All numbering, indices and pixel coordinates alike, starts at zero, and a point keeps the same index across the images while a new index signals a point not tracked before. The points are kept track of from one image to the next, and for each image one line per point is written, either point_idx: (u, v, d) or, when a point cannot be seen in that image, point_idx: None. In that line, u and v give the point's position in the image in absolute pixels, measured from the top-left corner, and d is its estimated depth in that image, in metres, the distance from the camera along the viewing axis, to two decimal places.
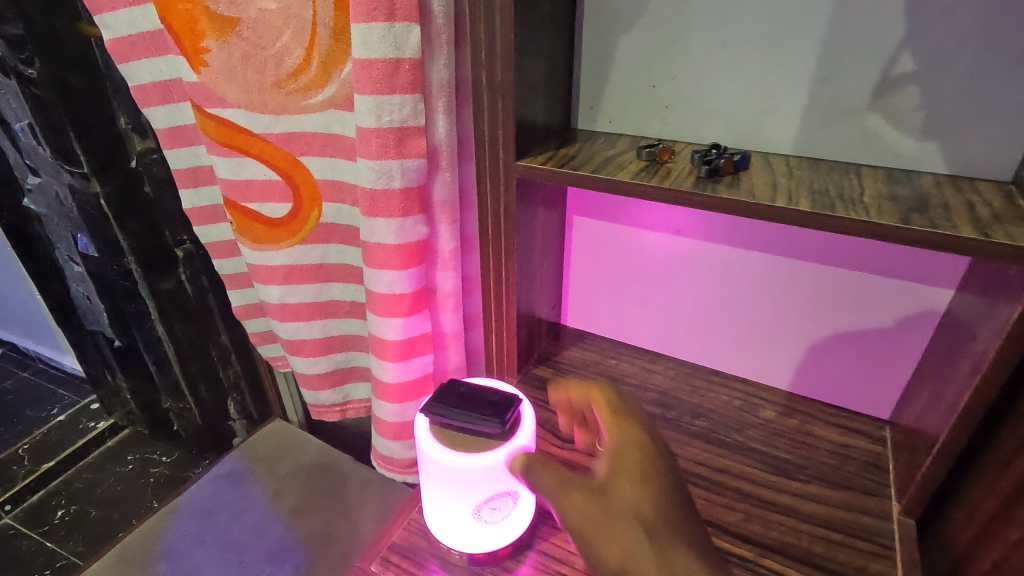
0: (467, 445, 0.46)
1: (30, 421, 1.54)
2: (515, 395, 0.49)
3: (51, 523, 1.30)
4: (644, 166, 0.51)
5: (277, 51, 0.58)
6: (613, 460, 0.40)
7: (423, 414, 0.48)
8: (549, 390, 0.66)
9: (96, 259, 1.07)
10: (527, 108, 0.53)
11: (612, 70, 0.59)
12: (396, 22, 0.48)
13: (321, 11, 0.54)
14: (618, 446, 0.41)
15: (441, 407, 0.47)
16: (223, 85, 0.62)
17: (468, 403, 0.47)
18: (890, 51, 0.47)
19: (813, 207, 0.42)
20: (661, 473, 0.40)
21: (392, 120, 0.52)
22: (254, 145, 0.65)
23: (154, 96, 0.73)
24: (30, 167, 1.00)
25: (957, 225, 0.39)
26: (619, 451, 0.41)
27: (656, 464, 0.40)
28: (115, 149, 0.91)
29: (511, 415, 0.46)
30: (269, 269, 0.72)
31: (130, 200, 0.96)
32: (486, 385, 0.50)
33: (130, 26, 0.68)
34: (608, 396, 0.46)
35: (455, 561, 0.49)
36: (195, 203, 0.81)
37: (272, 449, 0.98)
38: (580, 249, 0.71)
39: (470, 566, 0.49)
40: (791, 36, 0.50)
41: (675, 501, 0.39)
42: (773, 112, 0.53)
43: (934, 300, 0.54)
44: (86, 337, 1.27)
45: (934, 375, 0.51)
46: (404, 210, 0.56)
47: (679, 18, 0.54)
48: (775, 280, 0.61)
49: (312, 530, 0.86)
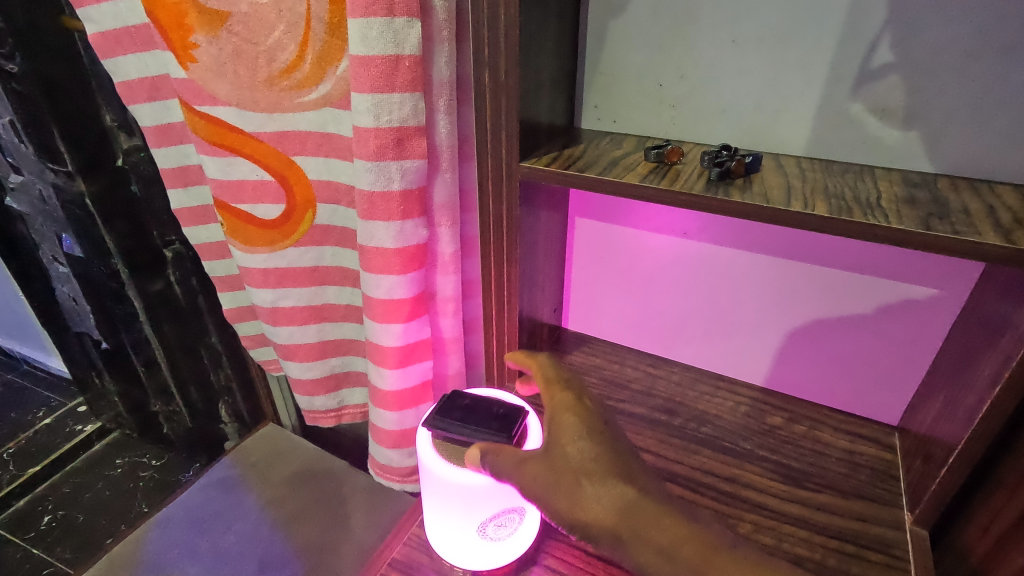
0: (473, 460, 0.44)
1: (15, 425, 1.50)
2: (522, 406, 0.48)
3: (38, 530, 1.27)
4: (652, 168, 0.49)
5: (269, 46, 0.55)
6: (553, 425, 0.44)
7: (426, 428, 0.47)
8: None
9: (81, 260, 1.04)
10: (531, 108, 0.51)
11: (617, 67, 0.58)
12: (396, 17, 0.46)
13: (317, 5, 0.52)
14: (553, 413, 0.45)
15: (446, 420, 0.46)
16: (214, 81, 0.60)
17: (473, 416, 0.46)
18: (907, 50, 0.45)
19: (831, 211, 0.41)
20: (597, 425, 0.43)
21: (391, 120, 0.50)
22: (245, 145, 0.63)
23: (141, 93, 0.70)
24: (12, 165, 0.97)
25: (980, 232, 0.38)
26: (555, 415, 0.44)
27: (590, 420, 0.44)
28: (99, 147, 0.88)
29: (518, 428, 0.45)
30: (261, 272, 0.69)
31: (116, 199, 0.93)
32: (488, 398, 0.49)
33: (115, 20, 0.66)
34: (543, 370, 0.50)
35: None
36: (185, 203, 0.78)
37: (265, 455, 0.97)
38: (582, 251, 0.70)
39: None
40: (804, 34, 0.48)
41: (615, 449, 0.42)
42: (784, 113, 0.52)
43: (946, 305, 0.53)
44: (72, 339, 1.24)
45: (948, 382, 0.50)
46: (403, 212, 0.54)
47: (688, 15, 0.52)
48: (783, 284, 0.60)
49: (308, 538, 0.85)
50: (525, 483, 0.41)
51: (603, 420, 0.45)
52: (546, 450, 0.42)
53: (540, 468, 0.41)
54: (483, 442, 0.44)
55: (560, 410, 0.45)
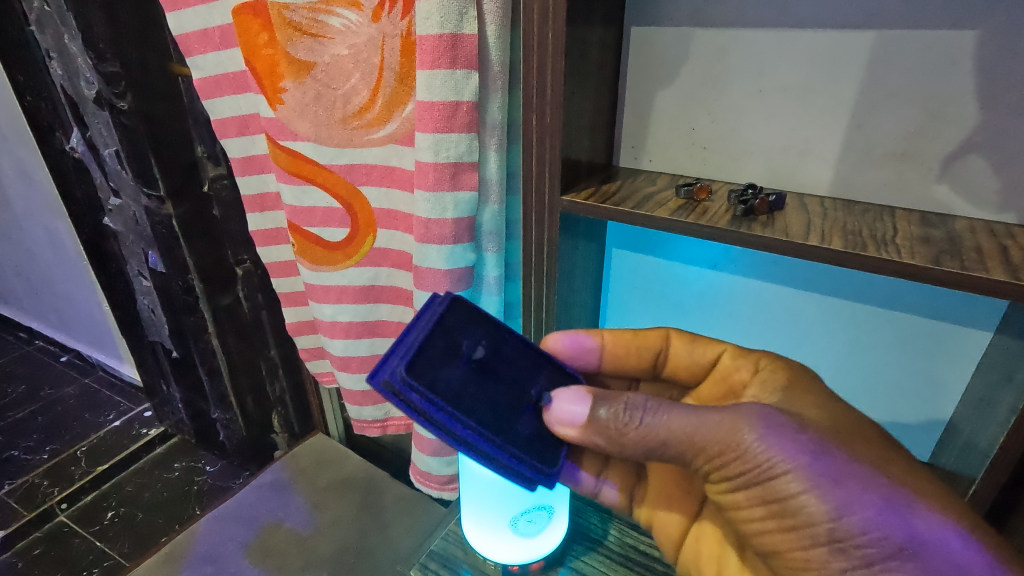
0: (557, 419, 0.48)
1: (89, 426, 1.63)
2: (552, 408, 0.48)
3: (102, 524, 1.37)
4: (682, 204, 0.54)
5: (346, 91, 0.64)
6: (788, 392, 0.49)
7: (401, 359, 0.43)
8: (621, 470, 0.59)
9: (162, 275, 1.14)
10: (574, 147, 0.57)
11: (654, 112, 0.63)
12: (457, 70, 0.53)
13: (389, 57, 0.60)
14: (757, 371, 0.53)
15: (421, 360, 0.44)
16: (297, 120, 0.68)
17: (448, 404, 0.43)
18: (922, 102, 0.49)
19: (846, 246, 0.44)
20: (806, 382, 0.49)
21: (449, 156, 0.57)
22: (319, 175, 0.71)
23: (232, 128, 0.80)
24: (112, 189, 1.10)
25: (988, 268, 0.40)
26: (755, 373, 0.54)
27: (805, 373, 0.51)
28: (188, 176, 0.99)
29: (478, 340, 0.49)
30: (324, 288, 0.78)
31: (198, 221, 1.04)
32: (427, 314, 0.48)
33: (216, 68, 0.76)
34: (687, 343, 0.59)
35: (590, 483, 0.59)
36: (260, 225, 0.88)
37: (315, 462, 1.05)
38: (620, 278, 0.74)
39: (596, 483, 0.59)
40: (826, 86, 0.53)
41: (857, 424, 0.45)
42: (808, 156, 0.56)
43: (974, 341, 0.55)
44: (147, 347, 1.36)
45: (976, 415, 0.51)
46: (455, 237, 0.61)
47: (720, 69, 0.58)
48: (812, 316, 0.63)
49: (349, 540, 0.90)
50: (770, 451, 0.41)
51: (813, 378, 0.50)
52: (789, 420, 0.43)
53: (794, 443, 0.41)
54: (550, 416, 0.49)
55: (751, 368, 0.55)
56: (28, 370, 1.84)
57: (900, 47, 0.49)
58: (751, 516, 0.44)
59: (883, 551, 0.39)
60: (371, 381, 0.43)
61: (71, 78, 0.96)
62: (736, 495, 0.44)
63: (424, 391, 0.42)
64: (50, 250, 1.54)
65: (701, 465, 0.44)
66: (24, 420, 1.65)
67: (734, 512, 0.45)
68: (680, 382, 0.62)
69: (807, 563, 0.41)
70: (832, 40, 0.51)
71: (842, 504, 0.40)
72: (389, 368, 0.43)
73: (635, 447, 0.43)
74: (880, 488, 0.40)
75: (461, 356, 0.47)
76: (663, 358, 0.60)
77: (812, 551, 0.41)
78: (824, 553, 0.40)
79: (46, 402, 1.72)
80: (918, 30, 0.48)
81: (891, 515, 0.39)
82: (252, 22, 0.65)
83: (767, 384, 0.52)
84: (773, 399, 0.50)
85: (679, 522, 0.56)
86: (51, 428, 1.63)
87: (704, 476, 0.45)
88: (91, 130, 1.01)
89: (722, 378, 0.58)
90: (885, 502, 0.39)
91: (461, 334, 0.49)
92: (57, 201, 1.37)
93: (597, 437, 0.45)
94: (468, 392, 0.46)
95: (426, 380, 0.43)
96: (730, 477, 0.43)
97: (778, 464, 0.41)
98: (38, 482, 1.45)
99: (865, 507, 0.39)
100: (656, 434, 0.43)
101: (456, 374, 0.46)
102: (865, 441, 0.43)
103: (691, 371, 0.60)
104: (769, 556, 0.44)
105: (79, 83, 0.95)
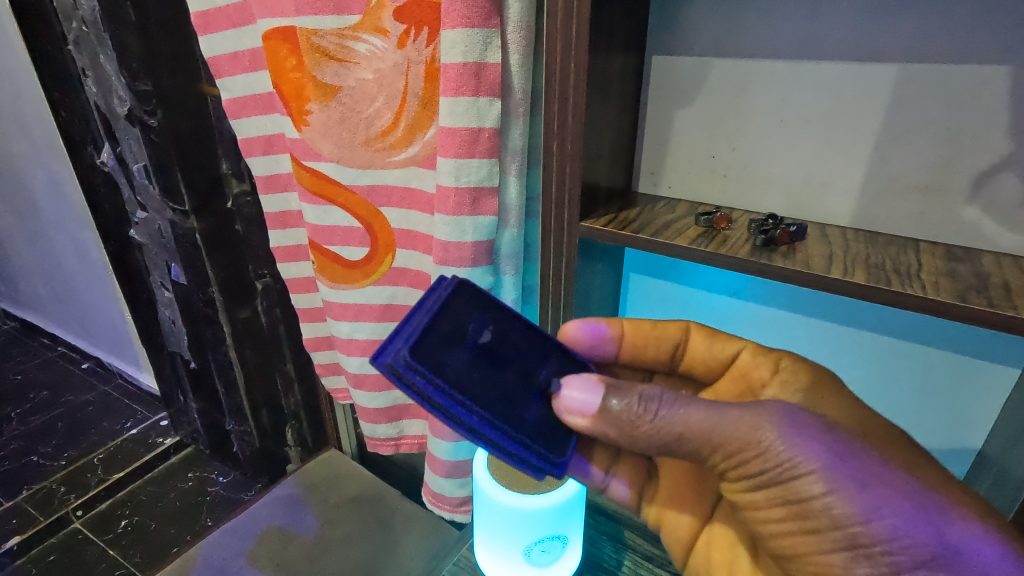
0: (567, 409, 0.47)
1: (106, 434, 1.65)
2: (566, 394, 0.47)
3: (115, 532, 1.38)
4: (701, 232, 0.54)
5: (369, 114, 0.65)
6: (817, 405, 0.48)
7: (401, 343, 0.43)
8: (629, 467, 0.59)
9: (184, 287, 1.16)
10: (593, 173, 0.57)
11: (673, 140, 0.64)
12: (480, 97, 0.54)
13: (413, 83, 0.61)
14: (777, 372, 0.53)
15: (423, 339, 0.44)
16: (321, 141, 0.70)
17: (450, 387, 0.43)
18: (947, 135, 0.49)
19: (868, 279, 0.44)
20: (827, 384, 0.50)
21: (470, 180, 0.57)
22: (340, 195, 0.73)
23: (257, 147, 0.82)
24: (139, 203, 1.12)
25: (1016, 306, 0.40)
26: (775, 373, 0.53)
27: (823, 373, 0.51)
28: (213, 191, 1.01)
29: (484, 325, 0.50)
30: (342, 305, 0.79)
31: (221, 235, 1.06)
32: (431, 299, 0.48)
33: (244, 89, 0.78)
34: (705, 339, 0.59)
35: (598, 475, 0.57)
36: (282, 242, 0.89)
37: (327, 478, 1.05)
38: (637, 301, 0.74)
39: (603, 475, 0.58)
40: (847, 119, 0.53)
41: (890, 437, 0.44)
42: (829, 186, 0.56)
43: (1001, 376, 0.54)
44: (167, 357, 1.38)
45: (1006, 449, 0.50)
46: (473, 259, 0.61)
47: (741, 98, 0.58)
48: (833, 346, 0.62)
49: (359, 559, 0.90)
50: (793, 451, 0.40)
51: (834, 379, 0.50)
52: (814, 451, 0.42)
53: (818, 443, 0.40)
54: (560, 403, 0.48)
55: (770, 367, 0.54)
56: (52, 376, 1.88)
57: (922, 81, 0.49)
58: (770, 517, 0.43)
59: (914, 559, 0.37)
60: (372, 363, 0.42)
61: (105, 95, 0.99)
62: (755, 495, 0.43)
63: (427, 373, 0.42)
64: (77, 260, 1.57)
65: (717, 463, 0.43)
66: (44, 425, 1.68)
67: (751, 512, 0.44)
68: (696, 378, 0.61)
69: (828, 568, 0.40)
70: (854, 73, 0.51)
71: (870, 508, 0.38)
72: (392, 351, 0.43)
73: (648, 441, 0.42)
74: (913, 494, 0.39)
75: (466, 341, 0.47)
76: (681, 352, 0.60)
77: (835, 555, 0.39)
78: (846, 559, 0.39)
79: (66, 408, 1.74)
80: (942, 65, 0.48)
81: (920, 522, 0.38)
82: (280, 45, 0.66)
83: (787, 384, 0.52)
84: (795, 400, 0.50)
85: (688, 524, 0.56)
86: (69, 434, 1.65)
87: (720, 474, 0.44)
88: (122, 145, 1.04)
89: (741, 375, 0.57)
90: (916, 508, 0.38)
91: (467, 318, 0.49)
92: (85, 212, 1.40)
93: (607, 427, 0.44)
94: (475, 375, 0.46)
95: (428, 363, 0.43)
96: (749, 476, 0.42)
97: (801, 462, 0.40)
98: (55, 488, 1.47)
99: (894, 511, 0.38)
100: (672, 428, 0.42)
101: (463, 358, 0.46)
102: (895, 451, 0.42)
103: (707, 367, 0.59)
104: (786, 559, 0.43)
105: (113, 101, 0.98)
